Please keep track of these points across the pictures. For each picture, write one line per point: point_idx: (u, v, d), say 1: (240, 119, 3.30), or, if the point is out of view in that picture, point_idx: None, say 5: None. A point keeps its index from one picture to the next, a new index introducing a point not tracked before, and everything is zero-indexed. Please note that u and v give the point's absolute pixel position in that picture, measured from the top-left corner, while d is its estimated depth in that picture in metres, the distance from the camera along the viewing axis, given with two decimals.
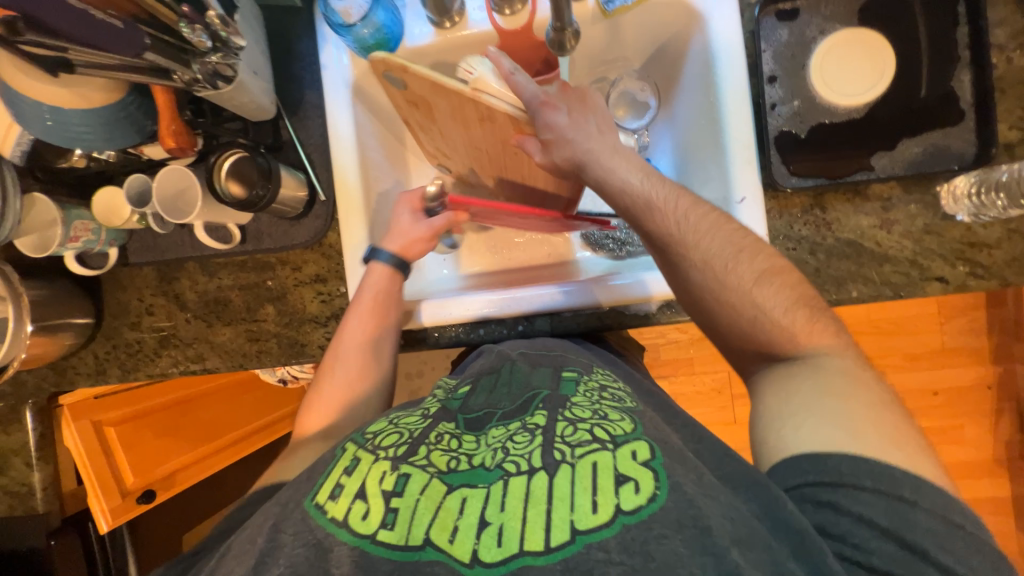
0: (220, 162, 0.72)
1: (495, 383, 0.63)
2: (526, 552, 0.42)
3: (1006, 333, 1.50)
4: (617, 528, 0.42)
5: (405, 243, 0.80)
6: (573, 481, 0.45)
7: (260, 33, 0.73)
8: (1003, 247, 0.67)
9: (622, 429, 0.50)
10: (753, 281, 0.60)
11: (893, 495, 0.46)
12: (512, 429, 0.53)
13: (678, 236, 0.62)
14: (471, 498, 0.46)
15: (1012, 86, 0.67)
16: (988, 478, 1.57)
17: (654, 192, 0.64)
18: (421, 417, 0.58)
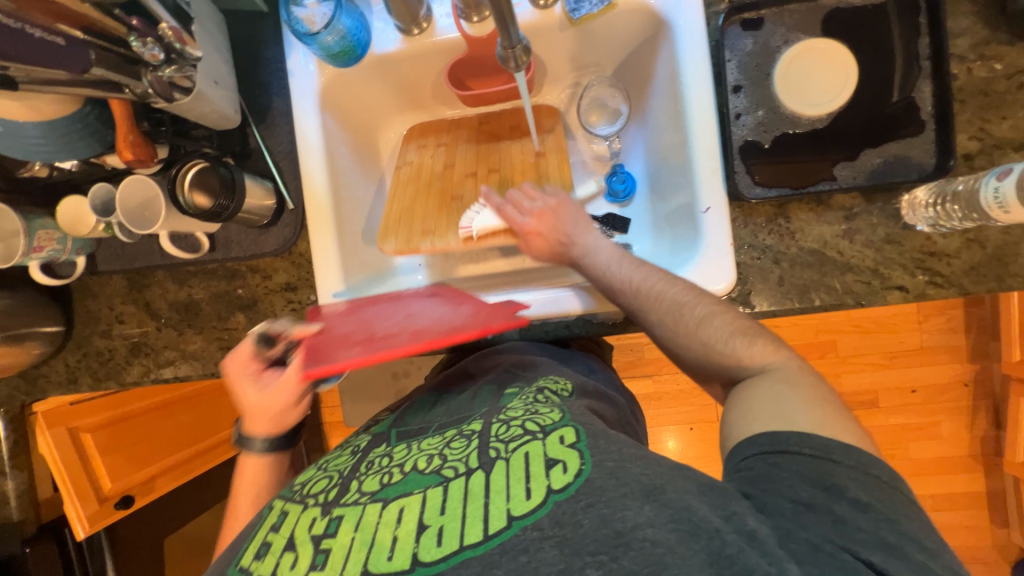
0: (182, 173, 0.71)
1: (433, 405, 0.72)
2: (466, 546, 0.45)
3: (982, 332, 1.53)
4: (550, 506, 0.46)
5: (271, 418, 0.70)
6: (507, 473, 0.49)
7: (221, 41, 0.72)
8: (962, 256, 0.68)
9: (550, 419, 0.56)
10: (697, 322, 0.59)
11: (826, 456, 0.46)
12: (448, 440, 0.57)
13: (637, 315, 0.64)
14: (408, 507, 0.49)
15: (972, 97, 0.67)
16: (964, 474, 1.60)
17: (616, 278, 0.67)
18: (350, 455, 0.63)
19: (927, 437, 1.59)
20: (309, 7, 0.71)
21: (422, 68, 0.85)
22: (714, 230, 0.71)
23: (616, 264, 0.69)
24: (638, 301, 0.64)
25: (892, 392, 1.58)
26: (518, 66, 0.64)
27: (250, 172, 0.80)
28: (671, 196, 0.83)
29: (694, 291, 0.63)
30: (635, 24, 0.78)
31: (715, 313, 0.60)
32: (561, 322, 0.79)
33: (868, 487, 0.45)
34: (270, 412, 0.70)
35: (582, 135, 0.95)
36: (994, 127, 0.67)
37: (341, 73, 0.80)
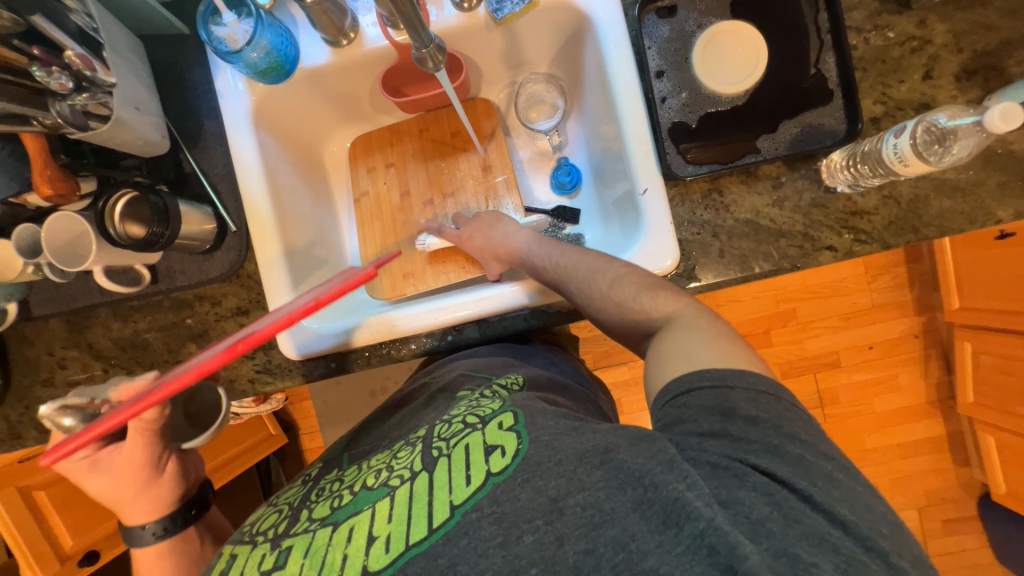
0: (110, 205, 0.69)
1: (385, 420, 0.78)
2: (413, 545, 0.49)
3: (924, 285, 1.63)
4: (488, 488, 0.50)
5: (122, 486, 0.65)
6: (449, 467, 0.54)
7: (139, 66, 0.70)
8: (880, 212, 0.73)
9: (490, 410, 0.61)
10: (608, 286, 0.67)
11: (723, 385, 0.52)
12: (395, 452, 0.62)
13: (559, 282, 0.73)
14: (358, 525, 0.53)
15: (872, 65, 0.73)
16: (926, 421, 1.68)
17: (539, 256, 0.78)
18: (302, 488, 0.67)
19: (888, 390, 1.68)
20: (229, 26, 0.71)
21: (355, 79, 0.85)
22: (653, 210, 0.74)
23: (537, 245, 0.79)
24: (560, 276, 0.73)
25: (851, 351, 1.66)
26: (434, 66, 0.66)
27: (186, 198, 0.78)
28: (615, 183, 0.85)
29: (609, 258, 0.72)
30: (558, 20, 0.80)
31: (623, 275, 0.68)
32: (518, 315, 0.80)
33: (758, 402, 0.51)
34: (122, 494, 0.66)
35: (524, 132, 0.97)
36: (894, 90, 0.72)
37: (272, 90, 0.79)
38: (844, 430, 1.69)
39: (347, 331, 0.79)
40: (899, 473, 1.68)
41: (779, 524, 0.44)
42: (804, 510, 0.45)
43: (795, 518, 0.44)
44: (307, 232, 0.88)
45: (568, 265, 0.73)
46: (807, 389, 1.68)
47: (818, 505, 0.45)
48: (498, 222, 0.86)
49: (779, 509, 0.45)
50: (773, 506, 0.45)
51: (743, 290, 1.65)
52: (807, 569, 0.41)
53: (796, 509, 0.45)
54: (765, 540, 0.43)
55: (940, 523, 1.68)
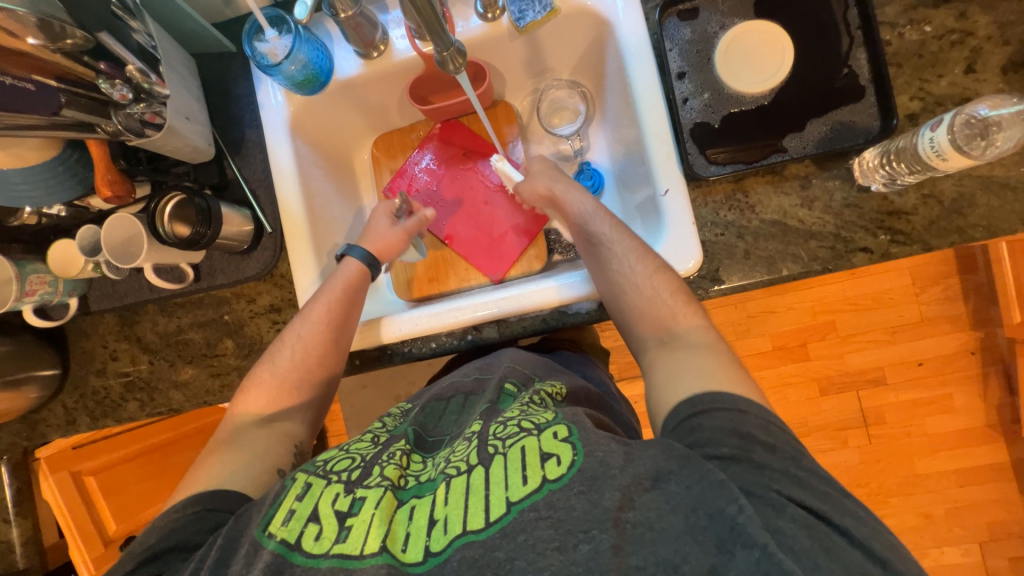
0: (160, 206, 0.75)
1: (445, 410, 0.74)
2: (469, 531, 0.50)
3: (982, 297, 1.51)
4: (544, 492, 0.51)
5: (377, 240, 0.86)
6: (506, 465, 0.54)
7: (190, 80, 0.77)
8: (920, 212, 0.69)
9: (544, 418, 0.59)
10: (652, 272, 0.70)
11: (735, 409, 0.55)
12: (455, 444, 0.62)
13: (608, 239, 0.76)
14: (419, 506, 0.55)
15: (908, 60, 0.70)
16: (985, 446, 1.54)
17: (594, 215, 0.79)
18: (372, 442, 0.67)
19: (940, 410, 1.55)
20: (271, 42, 0.76)
21: (385, 88, 0.89)
22: (675, 211, 0.73)
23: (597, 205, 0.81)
24: (602, 240, 0.76)
25: (897, 367, 1.56)
26: (457, 68, 0.68)
27: (228, 201, 0.84)
28: (637, 187, 0.85)
29: (651, 252, 0.73)
30: (579, 26, 0.82)
31: (664, 270, 0.71)
32: (538, 316, 0.80)
33: (772, 431, 0.53)
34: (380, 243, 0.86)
35: (546, 136, 0.98)
36: (933, 86, 0.69)
37: (308, 101, 0.85)
38: (890, 451, 1.57)
39: (401, 327, 0.81)
40: (954, 502, 1.54)
41: (823, 557, 0.45)
42: (842, 546, 0.46)
43: (837, 553, 0.45)
44: (335, 234, 0.92)
45: (609, 238, 0.76)
46: (850, 406, 1.58)
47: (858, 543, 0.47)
48: (547, 170, 0.86)
49: (820, 543, 0.46)
50: (815, 539, 0.46)
51: (778, 301, 1.58)
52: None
53: (834, 542, 0.46)
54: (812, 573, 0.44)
55: (1005, 561, 1.52)
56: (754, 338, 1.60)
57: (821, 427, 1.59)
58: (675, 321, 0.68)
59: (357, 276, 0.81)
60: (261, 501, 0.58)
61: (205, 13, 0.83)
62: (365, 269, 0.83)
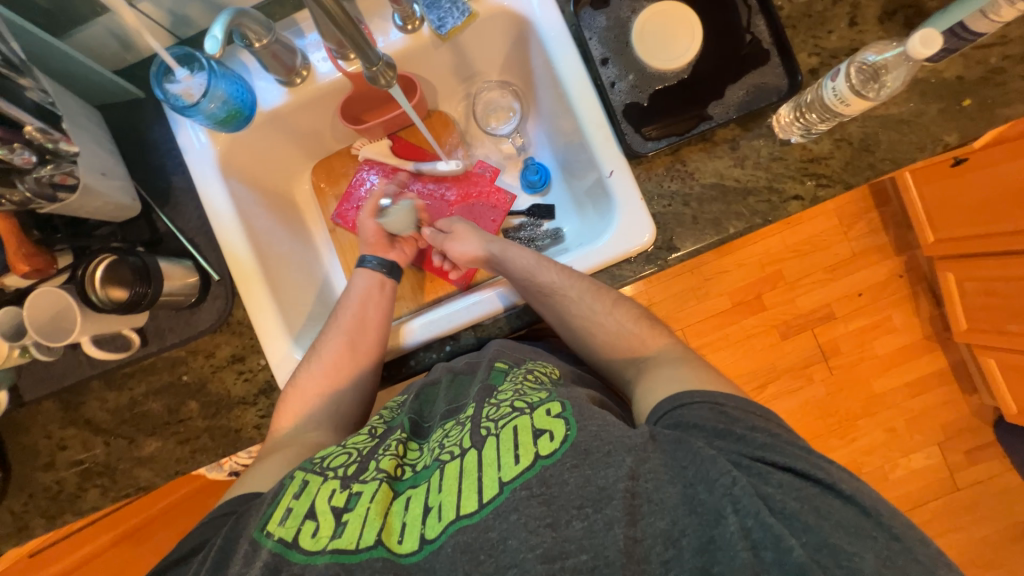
0: (89, 271, 0.69)
1: (439, 393, 0.71)
2: (462, 515, 0.51)
3: (899, 225, 1.68)
4: (537, 469, 0.51)
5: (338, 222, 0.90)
6: (497, 446, 0.54)
7: (101, 134, 0.72)
8: (836, 155, 0.76)
9: (538, 396, 0.60)
10: (612, 305, 0.75)
11: (714, 402, 0.56)
12: (447, 428, 0.62)
13: (558, 286, 0.75)
14: (414, 496, 0.54)
15: (800, 21, 0.76)
16: (927, 355, 1.71)
17: (536, 265, 0.78)
18: (369, 436, 0.65)
19: (884, 331, 1.70)
20: (183, 82, 0.72)
21: (315, 114, 0.87)
22: (622, 190, 0.76)
23: (533, 257, 0.79)
24: (550, 290, 0.75)
25: (842, 300, 1.69)
26: (387, 82, 0.67)
27: (164, 255, 0.78)
28: (582, 174, 0.87)
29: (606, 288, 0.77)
30: (499, 27, 0.83)
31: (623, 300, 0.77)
32: (513, 312, 0.81)
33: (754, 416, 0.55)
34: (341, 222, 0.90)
35: (486, 139, 0.99)
36: (825, 41, 0.76)
37: (234, 138, 0.81)
38: (851, 377, 1.70)
39: (419, 333, 0.80)
40: (912, 411, 1.70)
41: (813, 518, 0.47)
42: (834, 504, 0.48)
43: (826, 511, 0.48)
44: (288, 270, 0.89)
45: (560, 285, 0.75)
46: (808, 344, 1.70)
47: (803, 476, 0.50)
48: (473, 231, 0.85)
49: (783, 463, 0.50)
50: (802, 501, 0.48)
51: (728, 260, 1.68)
52: (849, 558, 0.44)
53: (825, 502, 0.48)
54: (804, 534, 0.46)
55: (962, 455, 1.69)
56: (713, 299, 1.69)
57: (787, 369, 1.70)
58: (643, 343, 0.73)
59: (381, 288, 0.85)
60: (266, 504, 0.57)
61: (103, 61, 0.78)
62: (384, 277, 0.86)
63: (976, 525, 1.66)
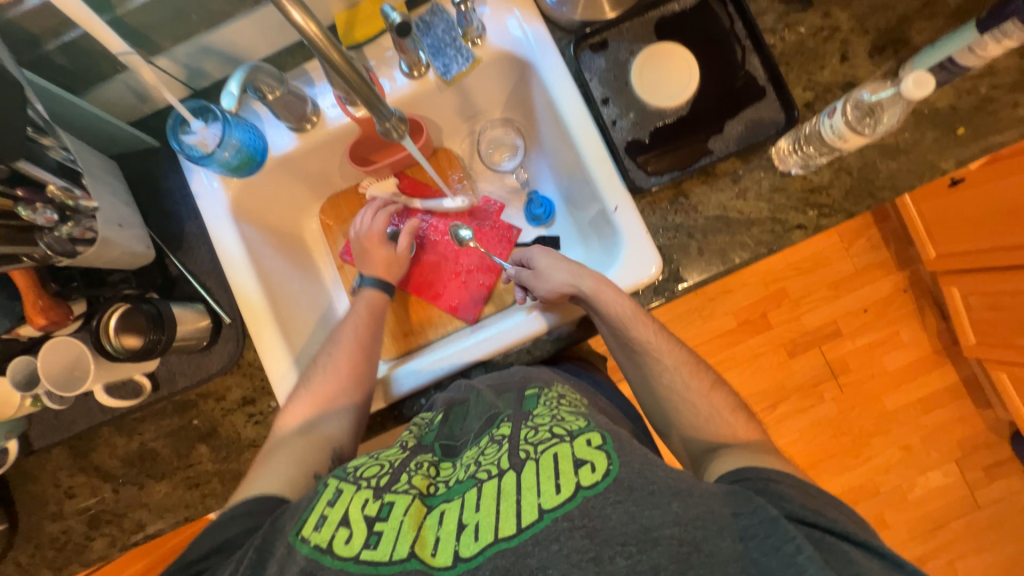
0: (103, 321, 0.69)
1: (469, 411, 0.69)
2: (500, 538, 0.48)
3: (899, 240, 1.69)
4: (578, 500, 0.48)
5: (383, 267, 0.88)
6: (537, 472, 0.51)
7: (116, 184, 0.73)
8: (836, 185, 0.77)
9: (576, 424, 0.57)
10: (711, 388, 0.72)
11: (807, 490, 0.55)
12: (482, 444, 0.59)
13: (655, 344, 0.74)
14: (448, 511, 0.52)
15: (793, 58, 0.79)
16: (937, 370, 1.69)
17: (635, 315, 0.73)
18: (400, 450, 0.64)
19: (892, 346, 1.69)
20: (198, 132, 0.74)
21: (324, 156, 0.90)
22: (627, 225, 0.77)
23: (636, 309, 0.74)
24: (644, 348, 0.74)
25: (848, 316, 1.69)
26: (400, 135, 0.70)
27: (176, 300, 0.79)
28: (586, 206, 0.89)
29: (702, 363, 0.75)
30: (501, 69, 0.86)
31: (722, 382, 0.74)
32: (523, 349, 0.81)
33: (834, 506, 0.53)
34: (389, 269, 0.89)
35: (491, 174, 1.02)
36: (819, 76, 0.78)
37: (246, 182, 0.83)
38: (862, 395, 1.68)
39: (411, 380, 0.80)
40: (927, 428, 1.67)
41: None
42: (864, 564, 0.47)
43: None
44: (298, 309, 0.89)
45: (653, 343, 0.74)
46: (816, 362, 1.69)
47: (846, 537, 0.49)
48: (560, 263, 0.78)
49: None
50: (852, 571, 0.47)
51: (732, 280, 1.69)
52: None
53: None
54: None
55: (980, 472, 1.65)
56: (718, 319, 1.69)
57: (796, 387, 1.69)
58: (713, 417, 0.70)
59: (379, 301, 0.86)
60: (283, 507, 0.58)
61: (120, 114, 0.80)
62: (383, 292, 0.88)
63: (999, 545, 1.62)
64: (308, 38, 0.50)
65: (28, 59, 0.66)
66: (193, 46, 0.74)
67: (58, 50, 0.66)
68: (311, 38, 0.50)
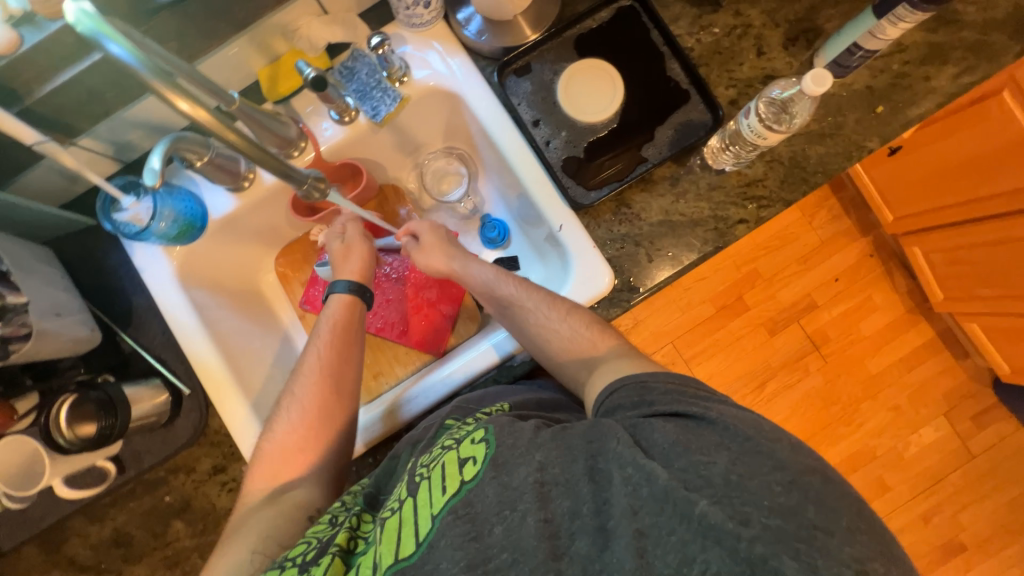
0: (51, 417, 0.67)
1: (396, 464, 0.69)
2: (401, 558, 0.52)
3: (857, 207, 1.73)
4: (462, 494, 0.53)
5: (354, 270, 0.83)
6: (428, 485, 0.55)
7: (53, 271, 0.72)
8: (770, 175, 0.79)
9: (464, 430, 0.61)
10: None
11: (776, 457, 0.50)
12: (395, 491, 0.61)
13: (523, 301, 0.74)
14: (363, 562, 0.55)
15: (712, 58, 0.81)
16: (913, 329, 1.73)
17: (499, 282, 0.78)
18: (330, 521, 0.63)
19: (867, 311, 1.73)
20: (130, 208, 0.74)
21: (269, 211, 0.89)
22: (574, 242, 0.78)
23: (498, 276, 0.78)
24: (511, 306, 0.75)
25: (819, 288, 1.72)
26: (322, 194, 0.69)
27: (131, 378, 0.78)
28: (535, 226, 0.89)
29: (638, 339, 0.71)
30: (433, 103, 0.86)
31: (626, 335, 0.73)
32: (488, 378, 0.81)
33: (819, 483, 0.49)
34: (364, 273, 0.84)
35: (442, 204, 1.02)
36: (739, 73, 0.80)
37: (191, 249, 0.82)
38: (845, 362, 1.71)
39: (420, 401, 0.80)
40: (912, 386, 1.70)
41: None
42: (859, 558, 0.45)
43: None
44: (262, 368, 0.88)
45: (518, 297, 0.75)
46: (797, 336, 1.71)
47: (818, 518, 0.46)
48: (438, 242, 0.84)
49: None
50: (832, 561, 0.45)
51: (704, 268, 1.70)
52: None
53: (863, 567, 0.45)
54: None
55: (970, 421, 1.68)
56: (695, 307, 1.71)
57: (782, 364, 1.70)
58: None
59: (347, 311, 0.81)
60: None
61: (50, 198, 0.79)
62: (354, 300, 0.82)
63: (999, 490, 1.65)
64: (202, 124, 0.50)
65: None
66: (113, 122, 0.73)
67: None
68: (203, 123, 0.50)
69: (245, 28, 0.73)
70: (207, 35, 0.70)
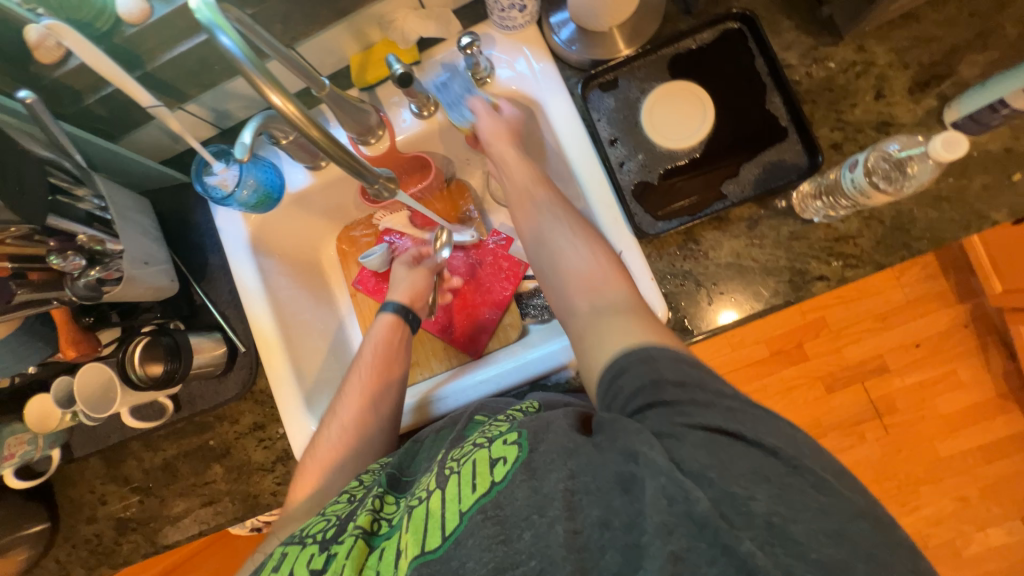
0: (129, 352, 0.75)
1: (421, 447, 0.71)
2: (426, 551, 0.51)
3: (960, 270, 1.53)
4: (492, 494, 0.51)
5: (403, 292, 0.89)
6: (458, 480, 0.54)
7: (147, 221, 0.79)
8: (865, 234, 0.71)
9: (498, 429, 0.58)
10: None
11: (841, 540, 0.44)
12: (421, 479, 0.61)
13: (537, 194, 0.77)
14: (387, 548, 0.55)
15: (820, 95, 0.73)
16: (1002, 415, 1.52)
17: (527, 172, 0.79)
18: (348, 501, 0.65)
19: (949, 386, 1.54)
20: (220, 174, 0.79)
21: (340, 191, 0.93)
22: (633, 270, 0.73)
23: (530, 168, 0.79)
24: (523, 189, 0.79)
25: (895, 352, 1.54)
26: (390, 193, 0.71)
27: (198, 328, 0.85)
28: None
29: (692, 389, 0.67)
30: None
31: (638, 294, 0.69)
32: (519, 391, 0.80)
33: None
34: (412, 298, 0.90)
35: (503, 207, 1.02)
36: (848, 115, 0.72)
37: (265, 218, 0.87)
38: (910, 437, 1.54)
39: (452, 401, 0.81)
40: (987, 479, 1.50)
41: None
42: None
43: None
44: (309, 339, 0.92)
45: (533, 189, 0.78)
46: (858, 399, 1.56)
47: None
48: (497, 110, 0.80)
49: None
50: None
51: None
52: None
53: None
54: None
55: None
56: (748, 348, 1.59)
57: (836, 426, 1.56)
58: None
59: (392, 330, 0.86)
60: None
61: (154, 154, 0.87)
62: (400, 319, 0.87)
63: None
64: (286, 116, 0.52)
65: (70, 112, 0.73)
66: (216, 92, 0.79)
67: (97, 103, 0.73)
68: (287, 116, 0.52)
69: (345, 18, 0.75)
70: (310, 20, 0.73)
